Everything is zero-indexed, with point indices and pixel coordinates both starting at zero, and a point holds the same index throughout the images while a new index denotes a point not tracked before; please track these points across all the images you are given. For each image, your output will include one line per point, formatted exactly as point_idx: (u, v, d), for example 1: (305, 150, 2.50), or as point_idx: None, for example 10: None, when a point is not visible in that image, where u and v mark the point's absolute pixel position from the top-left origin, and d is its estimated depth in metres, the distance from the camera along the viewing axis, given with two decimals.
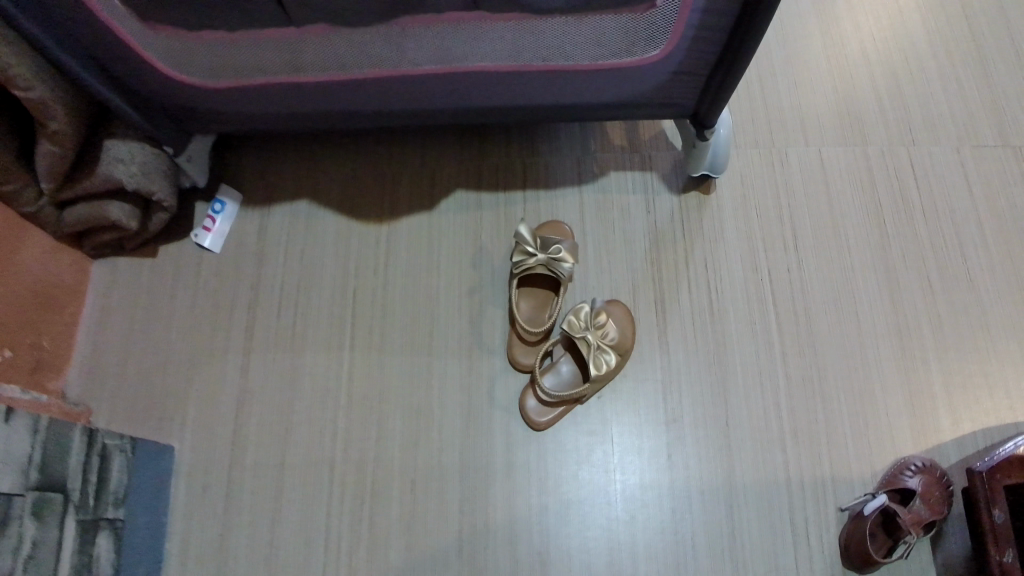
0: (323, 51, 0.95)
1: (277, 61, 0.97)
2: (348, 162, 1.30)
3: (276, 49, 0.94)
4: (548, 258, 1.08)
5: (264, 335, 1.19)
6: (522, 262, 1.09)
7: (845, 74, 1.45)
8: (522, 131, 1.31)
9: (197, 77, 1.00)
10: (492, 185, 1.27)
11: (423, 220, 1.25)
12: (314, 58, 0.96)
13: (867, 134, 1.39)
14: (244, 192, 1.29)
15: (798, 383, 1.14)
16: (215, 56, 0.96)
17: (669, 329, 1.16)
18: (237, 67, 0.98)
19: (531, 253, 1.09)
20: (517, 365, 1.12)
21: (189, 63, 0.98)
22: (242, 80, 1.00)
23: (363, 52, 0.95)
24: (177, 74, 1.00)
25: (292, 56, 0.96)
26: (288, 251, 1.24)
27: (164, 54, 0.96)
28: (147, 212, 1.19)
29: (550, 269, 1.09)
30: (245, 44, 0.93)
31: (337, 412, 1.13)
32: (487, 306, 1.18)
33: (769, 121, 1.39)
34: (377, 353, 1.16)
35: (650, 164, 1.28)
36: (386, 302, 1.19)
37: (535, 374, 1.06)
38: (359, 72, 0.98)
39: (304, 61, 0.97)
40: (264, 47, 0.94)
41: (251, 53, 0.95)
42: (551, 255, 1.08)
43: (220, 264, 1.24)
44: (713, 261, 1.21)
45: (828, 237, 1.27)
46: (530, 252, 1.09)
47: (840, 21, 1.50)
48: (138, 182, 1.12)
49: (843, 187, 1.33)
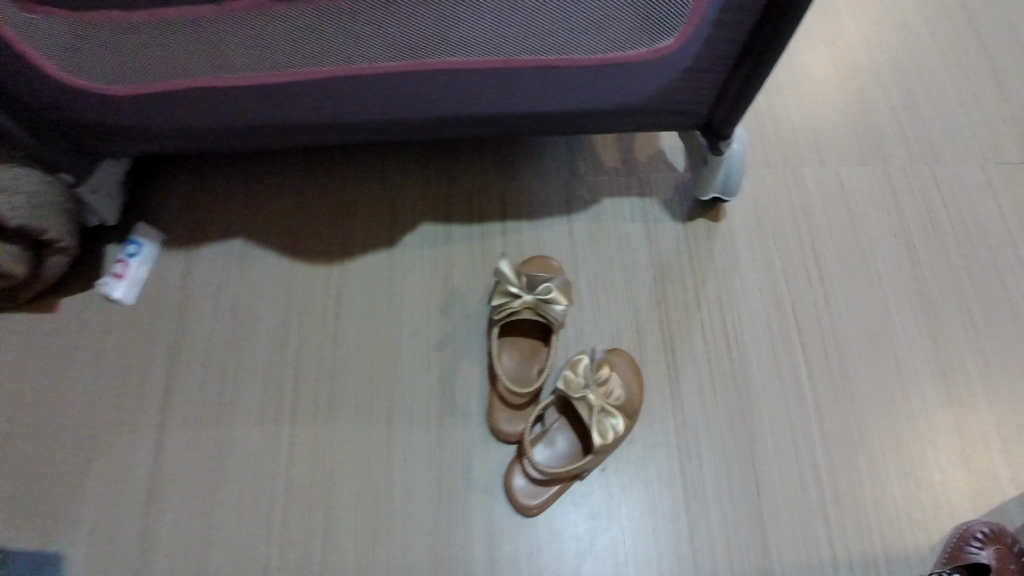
0: (255, 41, 0.76)
1: (198, 54, 0.77)
2: (293, 192, 1.10)
3: (199, 39, 0.75)
4: (535, 299, 0.88)
5: (186, 404, 0.96)
6: (504, 306, 0.89)
7: (855, 87, 1.30)
8: (499, 154, 1.13)
9: (98, 79, 0.80)
10: (465, 215, 1.08)
11: (384, 258, 1.04)
12: (245, 51, 0.77)
13: (886, 152, 1.23)
14: (167, 229, 1.08)
15: (842, 441, 0.94)
16: (118, 49, 0.76)
17: (682, 382, 0.96)
18: (146, 62, 0.78)
19: (514, 294, 0.88)
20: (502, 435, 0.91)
21: (86, 63, 0.78)
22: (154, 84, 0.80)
23: (305, 43, 0.77)
24: (71, 78, 0.79)
25: (216, 48, 0.77)
26: (219, 299, 1.02)
27: (52, 51, 0.76)
28: (40, 255, 0.96)
29: (539, 313, 0.89)
30: (155, 30, 0.74)
31: (277, 500, 0.90)
32: (462, 360, 0.97)
33: (776, 140, 1.23)
34: (326, 422, 0.94)
35: (648, 189, 1.11)
36: (338, 358, 0.97)
37: (524, 446, 0.85)
38: (303, 70, 0.79)
39: (234, 55, 0.78)
40: (180, 35, 0.75)
41: (164, 44, 0.76)
42: (539, 296, 0.88)
43: (134, 317, 1.02)
44: (727, 299, 1.03)
45: (856, 267, 1.10)
46: (513, 292, 0.88)
47: (844, 32, 1.36)
48: (26, 219, 0.89)
49: (865, 210, 1.16)
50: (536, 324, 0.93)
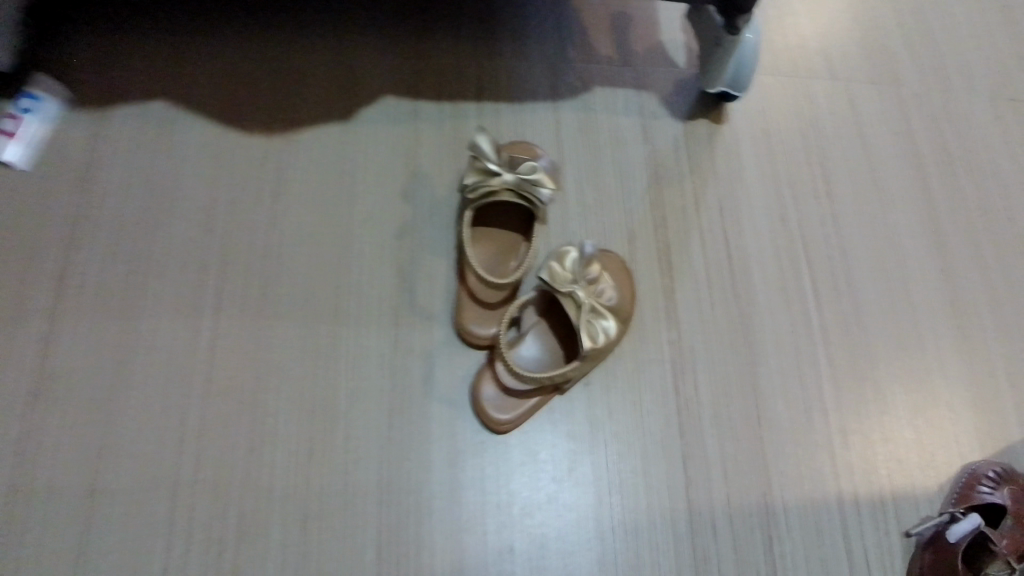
0: None
1: None
2: (230, 53, 0.92)
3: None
4: (518, 179, 0.74)
5: (83, 290, 0.78)
6: (481, 186, 0.75)
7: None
8: (476, 29, 0.97)
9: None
10: (435, 93, 0.92)
11: (337, 134, 0.88)
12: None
13: (935, 44, 1.05)
14: (71, 83, 0.88)
15: (852, 369, 0.83)
16: None
17: (678, 293, 0.84)
18: None
19: (493, 172, 0.75)
20: (469, 340, 0.77)
21: None
22: None
23: None
24: None
25: None
26: (131, 171, 0.84)
27: None
28: None
29: (521, 196, 0.75)
30: None
31: (194, 407, 0.74)
32: (426, 255, 0.82)
33: (809, 24, 1.05)
34: (258, 318, 0.78)
35: (645, 81, 0.97)
36: (275, 246, 0.81)
37: (501, 347, 0.71)
38: None
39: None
40: None
41: None
42: (522, 176, 0.74)
43: (24, 185, 0.83)
44: (730, 205, 0.90)
45: (887, 175, 0.95)
46: (491, 170, 0.75)
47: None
48: None
49: (906, 111, 1.00)
50: (515, 215, 0.80)
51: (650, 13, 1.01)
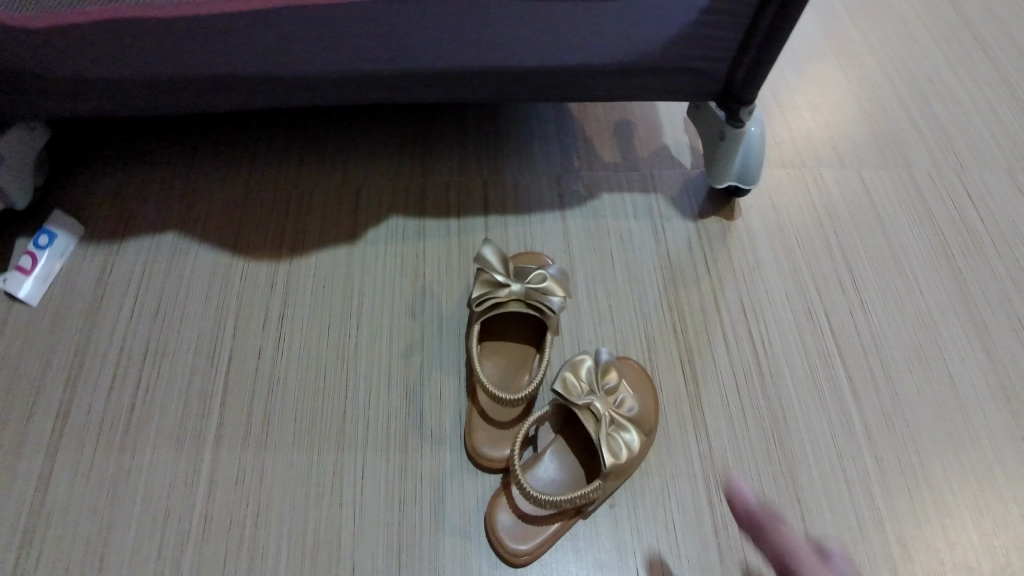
0: None
1: None
2: (240, 183, 0.93)
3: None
4: (526, 289, 0.73)
5: (84, 427, 0.76)
6: (488, 297, 0.73)
7: (903, 61, 1.12)
8: (481, 145, 0.98)
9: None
10: (441, 209, 0.92)
11: (343, 255, 0.87)
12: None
13: (945, 127, 1.04)
14: (86, 219, 0.90)
15: (903, 470, 0.76)
16: None
17: (703, 399, 0.79)
18: None
19: (501, 283, 0.73)
20: (480, 462, 0.72)
21: None
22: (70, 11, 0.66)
23: None
24: None
25: None
26: (138, 301, 0.84)
27: None
28: None
29: (530, 306, 0.73)
30: None
31: (189, 548, 0.69)
32: (436, 373, 0.79)
33: (814, 115, 1.05)
34: (261, 449, 0.74)
35: (652, 183, 0.96)
36: (281, 370, 0.79)
37: (514, 470, 0.66)
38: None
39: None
40: None
41: None
42: (531, 285, 0.73)
43: (32, 321, 0.82)
44: (751, 303, 0.87)
45: (913, 260, 0.91)
46: (499, 280, 0.73)
47: (886, 1, 1.20)
48: None
49: (925, 195, 0.97)
50: (526, 326, 0.77)
51: (652, 120, 1.03)
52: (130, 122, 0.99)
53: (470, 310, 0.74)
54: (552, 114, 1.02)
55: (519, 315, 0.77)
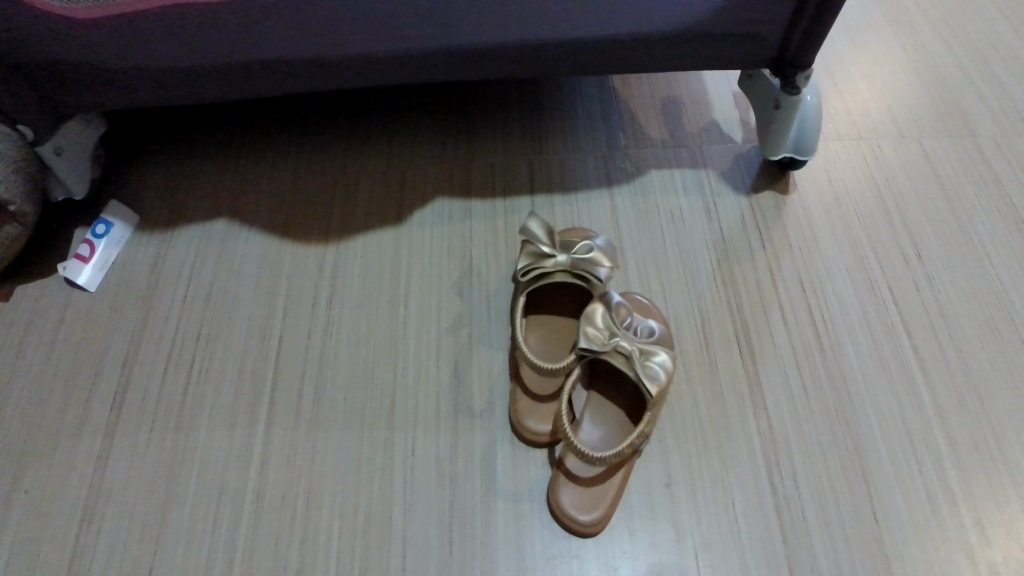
0: None
1: None
2: (288, 170, 0.94)
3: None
4: (572, 259, 0.71)
5: (141, 410, 0.77)
6: (532, 268, 0.71)
7: (965, 25, 1.06)
8: (525, 125, 0.97)
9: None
10: (487, 190, 0.91)
11: (389, 237, 0.87)
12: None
13: (1015, 92, 0.98)
14: (141, 210, 0.92)
15: (978, 448, 0.72)
16: None
17: (761, 376, 0.76)
18: None
19: (546, 253, 0.71)
20: (527, 437, 0.71)
21: None
22: None
23: None
24: None
25: None
26: (191, 287, 0.85)
27: None
28: None
29: (576, 276, 0.71)
30: None
31: (243, 527, 0.70)
32: (484, 354, 0.78)
33: (872, 84, 1.00)
34: (311, 430, 0.75)
35: (703, 159, 0.93)
36: (330, 352, 0.79)
37: (565, 434, 0.64)
38: None
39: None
40: None
41: None
42: (577, 255, 0.71)
43: (91, 307, 0.84)
44: (809, 277, 0.83)
45: (983, 231, 0.86)
46: (544, 251, 0.71)
47: None
48: None
49: (995, 163, 0.92)
50: (569, 297, 0.75)
51: (700, 96, 1.00)
52: (181, 114, 1.01)
53: (515, 283, 0.73)
54: (598, 92, 1.00)
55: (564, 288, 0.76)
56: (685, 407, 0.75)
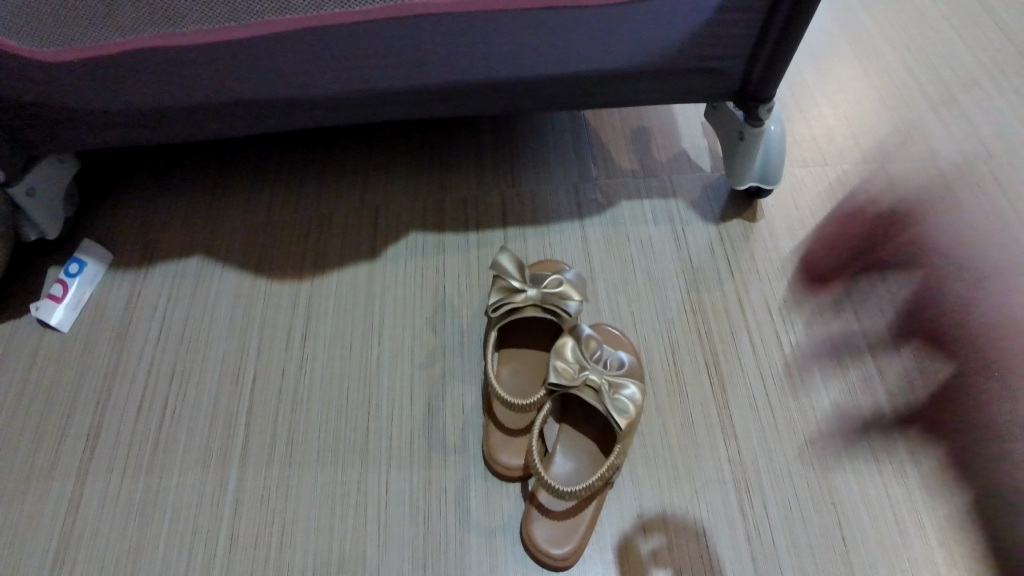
0: None
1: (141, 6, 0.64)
2: (263, 206, 0.95)
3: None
4: (542, 294, 0.72)
5: (114, 450, 0.77)
6: (502, 303, 0.72)
7: (925, 53, 1.10)
8: (498, 158, 0.99)
9: (19, 38, 0.66)
10: (460, 223, 0.92)
11: (364, 271, 0.88)
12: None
13: (973, 117, 1.01)
14: (115, 248, 0.92)
15: (943, 470, 0.73)
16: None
17: (731, 403, 0.78)
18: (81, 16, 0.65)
19: (517, 288, 0.72)
20: (500, 470, 0.71)
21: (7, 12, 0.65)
22: (91, 48, 0.67)
23: None
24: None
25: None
26: (164, 325, 0.85)
27: None
28: None
29: (547, 310, 0.73)
30: None
31: (216, 568, 0.69)
32: (458, 387, 0.79)
33: (835, 112, 1.03)
34: (285, 467, 0.75)
35: (671, 188, 0.95)
36: (304, 388, 0.79)
37: (535, 467, 0.64)
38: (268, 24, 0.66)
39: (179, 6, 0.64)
40: None
41: None
42: (547, 289, 0.72)
43: (62, 348, 0.84)
44: (777, 303, 0.85)
45: (944, 253, 0.89)
46: (515, 286, 0.72)
47: None
48: None
49: (955, 187, 0.95)
50: (542, 330, 0.77)
51: (669, 126, 1.02)
52: (156, 152, 1.02)
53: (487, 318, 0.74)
54: (569, 124, 1.02)
55: (536, 321, 0.77)
56: (656, 437, 0.76)
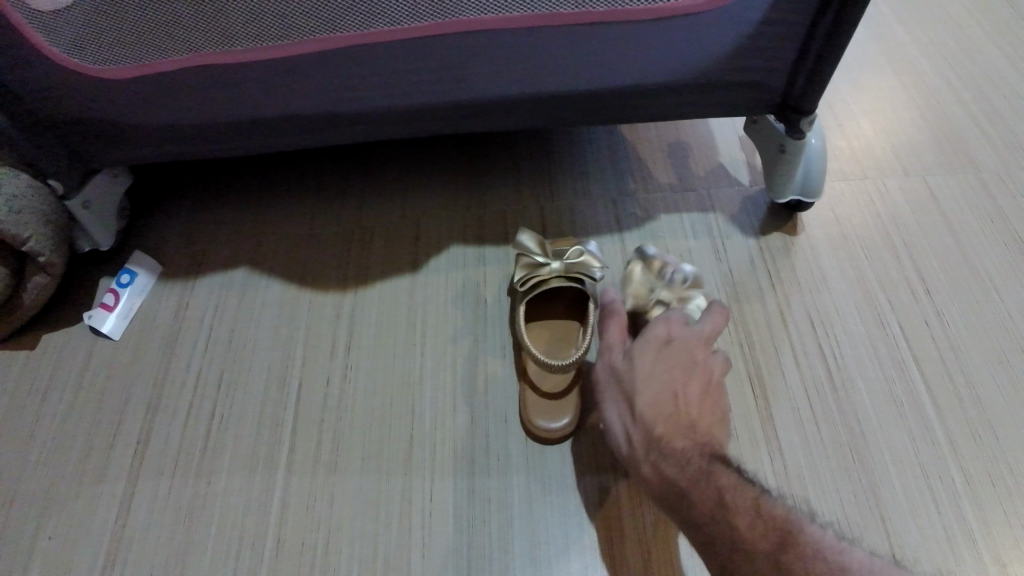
0: (261, 10, 0.65)
1: (199, 25, 0.67)
2: (307, 218, 0.97)
3: (201, 7, 0.65)
4: (565, 265, 0.77)
5: (161, 456, 0.79)
6: (531, 277, 0.76)
7: (964, 64, 1.09)
8: (536, 172, 1.00)
9: (83, 55, 0.69)
10: (500, 236, 0.93)
11: (404, 282, 0.89)
12: (245, 16, 0.66)
13: (1018, 129, 1.00)
14: (165, 260, 0.95)
15: (994, 485, 0.72)
16: (107, 20, 0.66)
17: (774, 416, 0.77)
18: (140, 36, 0.67)
19: (541, 263, 0.77)
20: (544, 436, 0.74)
21: (70, 31, 0.67)
22: (149, 64, 0.70)
23: (318, 8, 0.65)
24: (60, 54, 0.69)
25: (217, 17, 0.66)
26: (212, 334, 0.87)
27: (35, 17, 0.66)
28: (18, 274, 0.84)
29: (570, 280, 0.77)
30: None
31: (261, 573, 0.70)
32: (499, 397, 0.79)
33: (874, 124, 1.02)
34: (328, 473, 0.76)
35: (710, 201, 0.95)
36: (347, 396, 0.81)
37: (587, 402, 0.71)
38: (319, 42, 0.68)
39: (235, 24, 0.67)
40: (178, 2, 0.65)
41: (161, 15, 0.65)
42: (570, 260, 0.77)
43: (114, 355, 0.86)
44: (818, 315, 0.84)
45: (990, 266, 0.87)
46: (539, 261, 0.77)
47: (943, 6, 1.17)
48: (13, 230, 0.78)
49: (998, 198, 0.93)
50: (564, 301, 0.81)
51: (706, 140, 1.02)
52: (203, 167, 1.05)
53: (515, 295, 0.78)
54: (606, 139, 1.03)
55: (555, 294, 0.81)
56: None
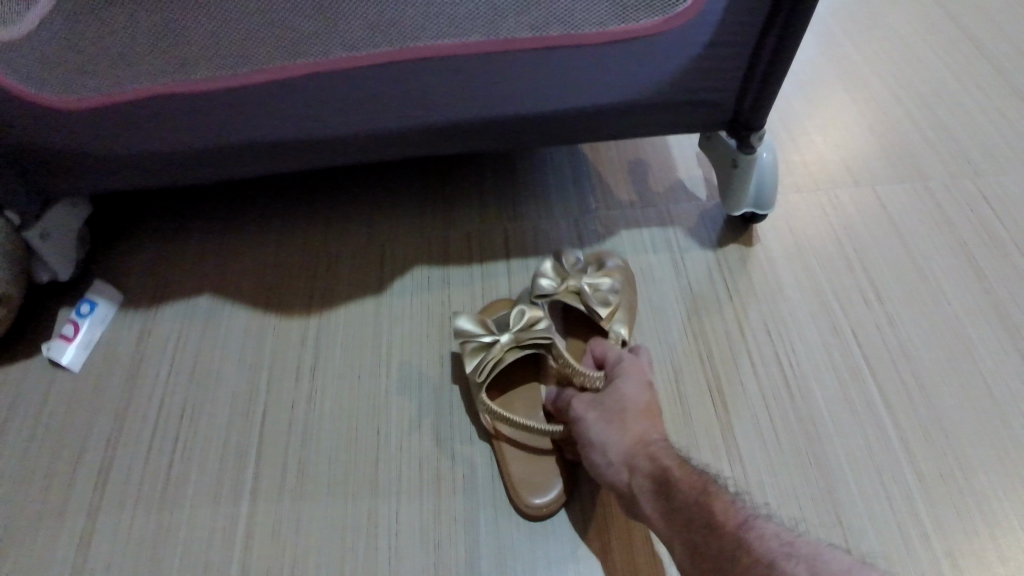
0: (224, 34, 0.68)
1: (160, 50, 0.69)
2: (271, 244, 0.97)
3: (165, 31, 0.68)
4: (514, 334, 0.74)
5: (124, 487, 0.77)
6: (485, 360, 0.74)
7: (910, 79, 1.13)
8: (500, 193, 1.01)
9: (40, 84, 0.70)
10: (464, 257, 0.94)
11: (370, 305, 0.90)
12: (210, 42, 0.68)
13: (961, 140, 1.04)
14: (125, 288, 0.94)
15: (947, 485, 0.74)
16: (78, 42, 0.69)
17: (735, 426, 0.78)
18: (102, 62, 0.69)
19: (490, 342, 0.74)
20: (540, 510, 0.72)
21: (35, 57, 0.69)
22: (104, 93, 0.70)
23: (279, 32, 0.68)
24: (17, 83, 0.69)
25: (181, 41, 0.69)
26: (175, 362, 0.87)
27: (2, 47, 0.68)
28: None
29: (524, 346, 0.75)
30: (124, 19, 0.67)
31: None
32: (466, 418, 0.80)
33: (825, 138, 1.06)
34: (294, 499, 0.75)
35: (670, 217, 0.97)
36: (313, 421, 0.80)
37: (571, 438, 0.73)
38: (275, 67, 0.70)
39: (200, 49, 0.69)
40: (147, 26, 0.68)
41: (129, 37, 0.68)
42: (517, 329, 0.74)
43: (75, 387, 0.85)
44: (776, 325, 0.86)
45: (938, 273, 0.90)
46: (487, 341, 0.74)
47: (889, 23, 1.22)
48: None
49: (945, 206, 0.97)
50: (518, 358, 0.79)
51: (664, 158, 1.04)
52: (166, 195, 1.04)
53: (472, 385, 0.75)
54: (568, 158, 1.05)
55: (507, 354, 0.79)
56: None
